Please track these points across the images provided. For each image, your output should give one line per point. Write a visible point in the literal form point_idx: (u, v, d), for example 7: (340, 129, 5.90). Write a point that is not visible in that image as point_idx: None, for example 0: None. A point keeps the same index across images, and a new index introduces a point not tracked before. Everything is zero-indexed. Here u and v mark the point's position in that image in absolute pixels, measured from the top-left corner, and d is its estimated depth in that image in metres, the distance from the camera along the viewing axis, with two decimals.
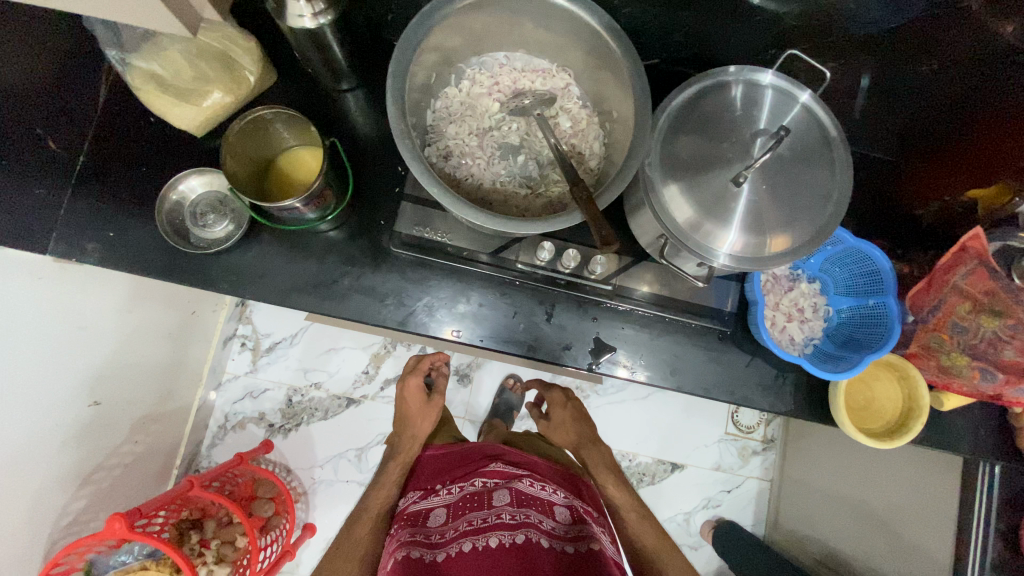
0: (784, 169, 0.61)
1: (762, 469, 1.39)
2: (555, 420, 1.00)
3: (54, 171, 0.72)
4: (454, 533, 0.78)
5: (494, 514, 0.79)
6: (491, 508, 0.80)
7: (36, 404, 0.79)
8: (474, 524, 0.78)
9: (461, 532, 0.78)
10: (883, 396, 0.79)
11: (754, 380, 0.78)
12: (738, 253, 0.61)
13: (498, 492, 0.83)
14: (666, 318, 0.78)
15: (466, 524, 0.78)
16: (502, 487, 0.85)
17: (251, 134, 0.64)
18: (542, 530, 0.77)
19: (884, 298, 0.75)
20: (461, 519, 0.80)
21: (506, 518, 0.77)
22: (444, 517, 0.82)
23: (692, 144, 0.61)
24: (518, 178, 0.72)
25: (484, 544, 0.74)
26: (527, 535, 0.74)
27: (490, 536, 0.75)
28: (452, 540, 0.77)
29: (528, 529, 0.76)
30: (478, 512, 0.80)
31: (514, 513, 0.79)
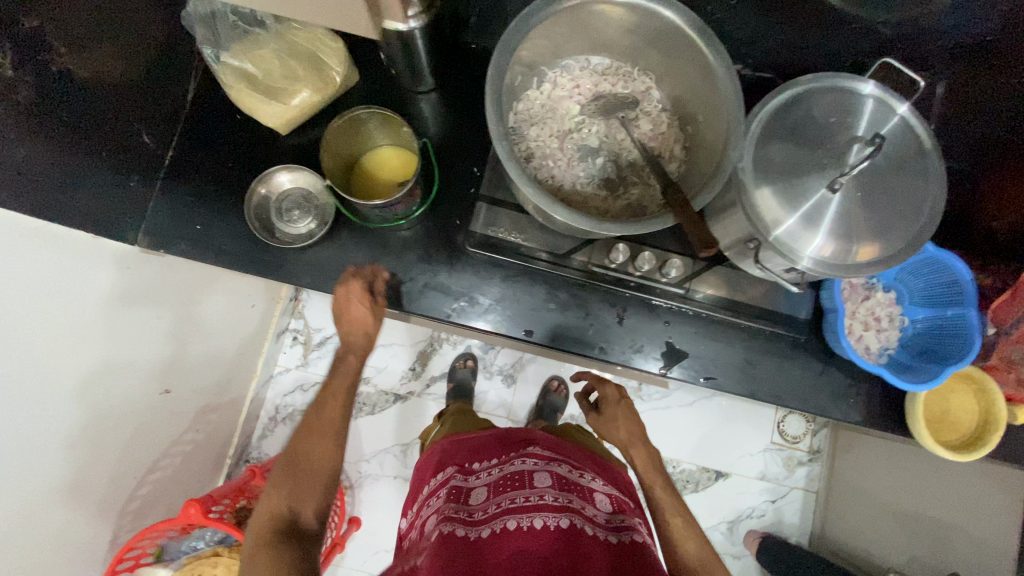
0: (881, 177, 0.60)
1: (807, 480, 1.37)
2: (606, 414, 0.88)
3: (148, 164, 0.75)
4: (495, 509, 0.70)
5: (537, 494, 0.71)
6: (534, 487, 0.72)
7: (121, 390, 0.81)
8: (517, 502, 0.70)
9: (503, 510, 0.69)
10: (959, 408, 0.77)
11: (826, 388, 0.78)
12: (827, 259, 0.61)
13: (541, 472, 0.75)
14: (739, 324, 0.78)
15: (508, 502, 0.70)
16: (544, 467, 0.77)
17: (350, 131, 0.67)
18: (588, 517, 0.69)
19: (963, 310, 0.73)
20: (503, 496, 0.72)
21: (551, 499, 0.69)
22: (484, 494, 0.74)
23: (785, 151, 0.61)
24: (597, 179, 0.73)
25: (529, 524, 0.66)
26: (573, 521, 0.66)
27: (534, 517, 0.67)
28: (494, 517, 0.69)
29: (574, 514, 0.68)
30: (521, 489, 0.72)
31: (559, 495, 0.71)
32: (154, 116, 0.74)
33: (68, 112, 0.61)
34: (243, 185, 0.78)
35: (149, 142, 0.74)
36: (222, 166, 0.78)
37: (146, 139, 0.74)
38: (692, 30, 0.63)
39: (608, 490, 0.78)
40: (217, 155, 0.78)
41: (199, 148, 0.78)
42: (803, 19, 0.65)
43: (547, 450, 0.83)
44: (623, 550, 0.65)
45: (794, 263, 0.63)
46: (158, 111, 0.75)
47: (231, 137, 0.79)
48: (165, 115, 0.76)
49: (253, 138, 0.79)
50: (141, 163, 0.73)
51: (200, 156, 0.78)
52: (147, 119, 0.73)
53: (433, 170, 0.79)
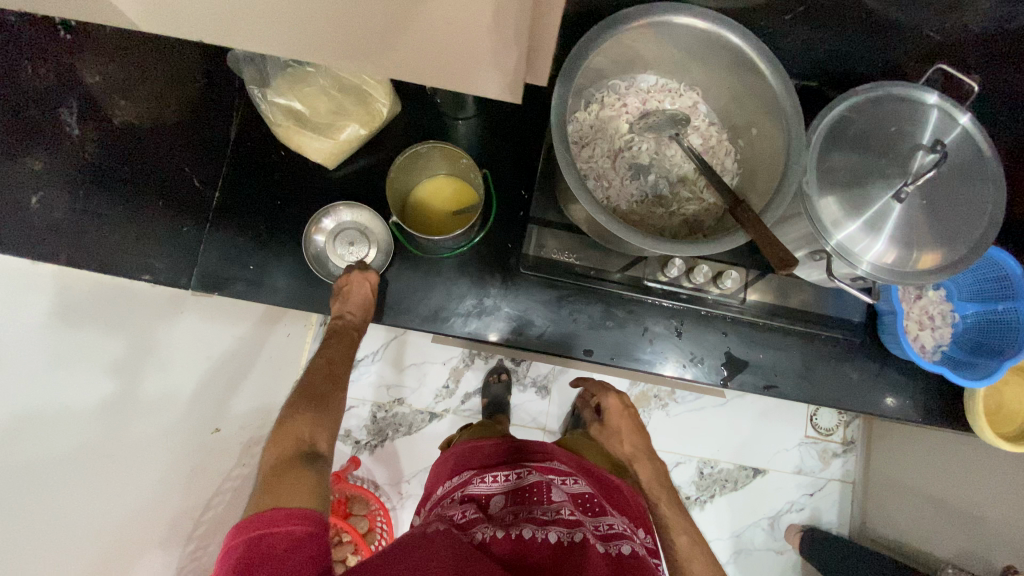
0: (944, 186, 0.62)
1: (843, 471, 1.38)
2: (611, 426, 0.90)
3: (198, 206, 0.73)
4: (510, 517, 0.68)
5: (553, 509, 0.69)
6: (549, 504, 0.70)
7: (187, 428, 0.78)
8: (531, 514, 0.67)
9: (517, 519, 0.66)
10: (1013, 399, 0.77)
11: (883, 389, 0.79)
12: (889, 265, 0.62)
13: (557, 491, 0.74)
14: (795, 330, 0.79)
15: (523, 512, 0.68)
16: (561, 488, 0.75)
17: (409, 165, 0.76)
18: (597, 533, 0.66)
19: (1015, 303, 0.73)
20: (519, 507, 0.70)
21: (563, 514, 0.67)
22: (501, 502, 0.72)
23: (849, 161, 0.62)
24: (651, 196, 0.73)
25: (541, 533, 0.63)
26: (585, 535, 0.64)
27: (545, 527, 0.64)
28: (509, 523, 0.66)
29: (585, 529, 0.66)
30: (536, 505, 0.70)
31: (573, 512, 0.69)
32: (202, 157, 0.74)
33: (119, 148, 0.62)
34: (293, 223, 0.77)
35: (199, 184, 0.73)
36: (271, 205, 0.78)
37: (196, 182, 0.73)
38: (745, 46, 0.64)
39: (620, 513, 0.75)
40: (264, 193, 0.78)
41: (245, 189, 0.77)
42: (851, 31, 0.66)
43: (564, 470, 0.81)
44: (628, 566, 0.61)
45: (853, 268, 0.63)
46: (205, 154, 0.74)
47: (277, 176, 0.78)
48: (213, 155, 0.76)
49: (299, 175, 0.79)
50: (192, 206, 0.72)
51: (247, 196, 0.77)
52: (196, 161, 0.73)
53: (491, 198, 0.80)
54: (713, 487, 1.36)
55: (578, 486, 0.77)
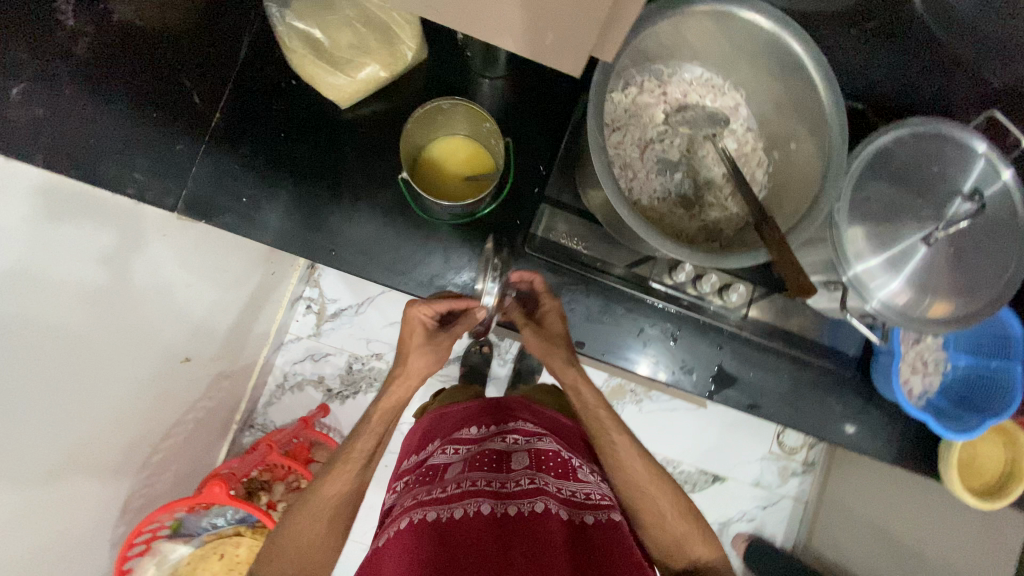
0: (974, 238, 0.59)
1: (798, 490, 1.41)
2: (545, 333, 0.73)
3: (196, 126, 0.68)
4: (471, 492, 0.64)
5: (512, 478, 0.65)
6: (510, 472, 0.66)
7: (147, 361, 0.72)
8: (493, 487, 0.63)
9: (478, 490, 0.63)
10: (985, 456, 0.79)
11: (863, 428, 0.79)
12: (900, 307, 0.60)
13: (520, 453, 0.69)
14: (789, 354, 0.78)
15: (484, 482, 0.64)
16: (523, 444, 0.71)
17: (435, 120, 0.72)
18: (560, 497, 0.63)
19: (1010, 364, 0.73)
20: (479, 473, 0.66)
21: (525, 486, 0.63)
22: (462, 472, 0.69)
23: (885, 195, 0.60)
24: (674, 196, 0.70)
25: (503, 512, 0.60)
26: (546, 504, 0.61)
27: (509, 505, 0.61)
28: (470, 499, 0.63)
29: (546, 495, 0.62)
30: (498, 472, 0.66)
31: (536, 479, 0.65)
32: (209, 75, 0.68)
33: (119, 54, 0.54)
34: (295, 160, 0.73)
35: (200, 103, 0.68)
36: (274, 137, 0.73)
37: (197, 101, 0.67)
38: (806, 58, 0.61)
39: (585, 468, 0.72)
40: (267, 123, 0.72)
41: (248, 114, 0.72)
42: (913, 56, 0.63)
43: (528, 426, 0.76)
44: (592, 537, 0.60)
45: (861, 301, 0.61)
46: (208, 66, 0.67)
47: (285, 107, 0.73)
48: (221, 70, 0.70)
49: (309, 110, 0.74)
50: (191, 124, 0.67)
51: (251, 122, 0.72)
52: (201, 78, 0.67)
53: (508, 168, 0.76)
54: None
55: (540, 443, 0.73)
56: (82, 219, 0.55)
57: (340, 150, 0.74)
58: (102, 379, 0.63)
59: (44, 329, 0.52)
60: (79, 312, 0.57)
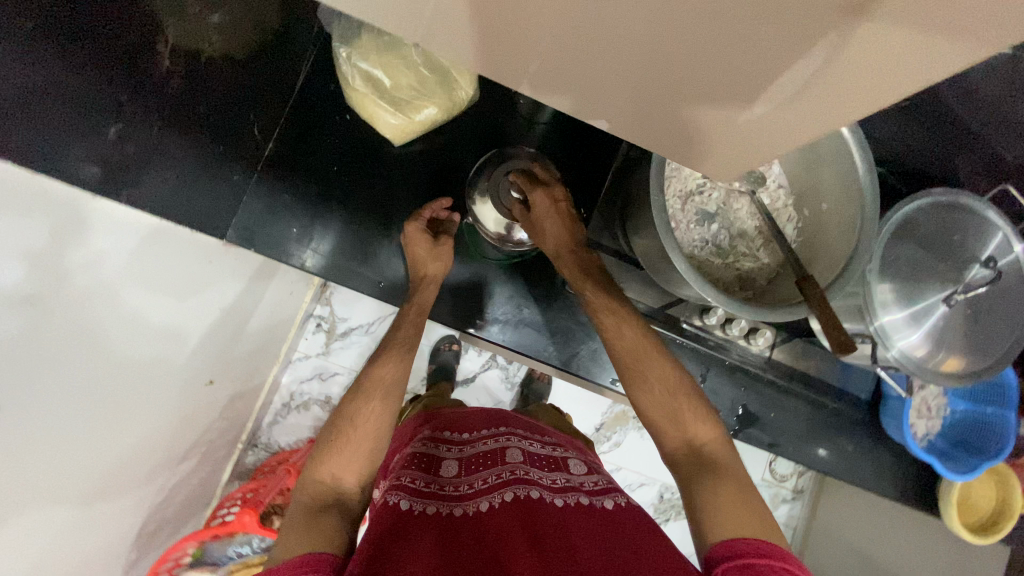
0: (988, 301, 0.65)
1: (789, 516, 1.46)
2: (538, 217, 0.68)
3: (250, 157, 0.69)
4: (469, 486, 0.62)
5: (509, 471, 0.63)
6: (506, 464, 0.64)
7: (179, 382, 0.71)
8: (490, 481, 0.62)
9: (475, 490, 0.61)
10: (979, 494, 0.85)
11: (873, 465, 0.84)
12: (918, 359, 0.65)
13: (514, 448, 0.68)
14: (807, 396, 0.83)
15: (481, 481, 0.62)
16: (517, 442, 0.70)
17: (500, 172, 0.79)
18: (554, 488, 0.61)
19: (1004, 412, 0.78)
20: (476, 473, 0.64)
21: (521, 475, 0.62)
22: (455, 468, 0.67)
23: (909, 258, 0.66)
24: (710, 245, 0.74)
25: (502, 502, 0.58)
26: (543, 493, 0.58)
27: (508, 491, 0.59)
28: (470, 494, 0.61)
29: (543, 487, 0.60)
30: (493, 467, 0.64)
31: (531, 471, 0.63)
32: (266, 109, 0.69)
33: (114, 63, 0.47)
34: (347, 193, 0.75)
35: (257, 136, 0.69)
36: (329, 167, 0.74)
37: (256, 133, 0.69)
38: (846, 135, 0.65)
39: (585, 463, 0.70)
40: (322, 155, 0.74)
41: (302, 145, 0.74)
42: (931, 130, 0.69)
43: (523, 431, 0.75)
44: (590, 513, 0.57)
45: (882, 350, 0.66)
46: (265, 97, 0.68)
47: (338, 140, 0.75)
48: (276, 103, 0.71)
49: (361, 144, 0.75)
50: (246, 155, 0.68)
51: (309, 152, 0.74)
52: (260, 112, 0.69)
53: None
54: (670, 511, 1.42)
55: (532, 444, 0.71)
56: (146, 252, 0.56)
57: (391, 185, 0.76)
58: (146, 410, 0.63)
59: (99, 356, 0.53)
60: (128, 341, 0.56)
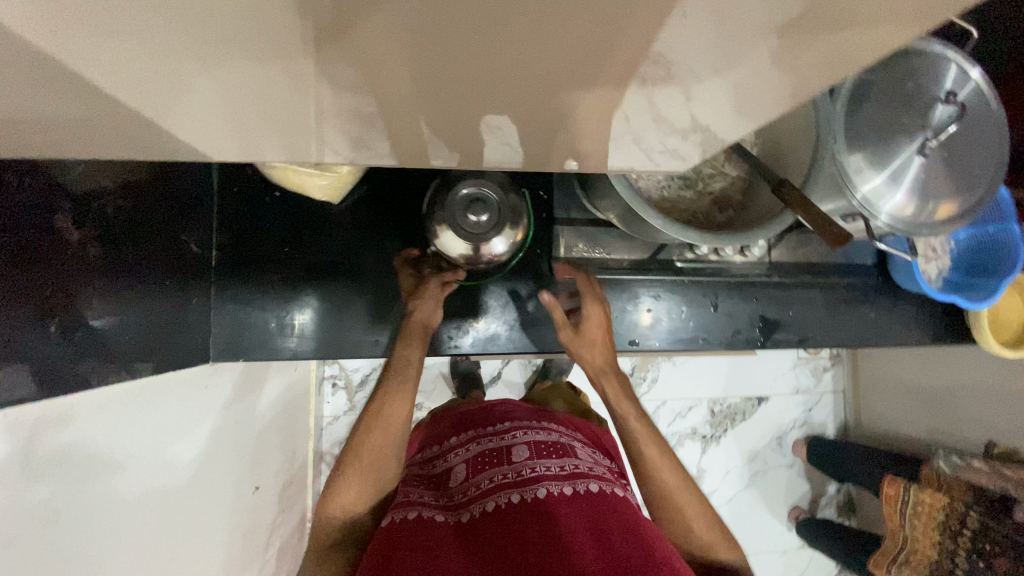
0: (958, 134, 0.64)
1: (833, 383, 1.50)
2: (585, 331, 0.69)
3: (199, 272, 0.67)
4: (475, 488, 0.63)
5: (514, 469, 0.64)
6: (512, 463, 0.65)
7: (214, 502, 0.71)
8: (495, 480, 0.63)
9: (483, 492, 0.62)
10: (1008, 308, 0.86)
11: (897, 323, 0.85)
12: (908, 216, 0.65)
13: (519, 444, 0.68)
14: (819, 282, 0.82)
15: (486, 481, 0.63)
16: (522, 436, 0.70)
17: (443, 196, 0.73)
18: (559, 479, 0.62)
19: (1007, 225, 0.79)
20: (482, 474, 0.65)
21: (529, 472, 0.62)
22: (463, 472, 0.68)
23: (873, 120, 0.63)
24: (676, 179, 0.72)
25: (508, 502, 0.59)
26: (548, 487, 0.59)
27: (515, 492, 0.60)
28: (477, 497, 0.62)
29: (547, 480, 0.61)
30: (498, 466, 0.65)
31: (539, 464, 0.64)
32: (197, 221, 0.66)
33: (44, 240, 0.43)
34: (307, 268, 0.72)
35: (197, 249, 0.66)
36: (281, 251, 0.72)
37: (194, 247, 0.66)
38: None
39: (594, 457, 0.71)
40: (268, 241, 0.71)
41: (243, 240, 0.71)
42: None
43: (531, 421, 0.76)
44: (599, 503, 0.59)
45: (871, 219, 0.66)
46: (190, 210, 0.65)
47: (277, 221, 0.72)
48: (199, 208, 0.67)
49: (301, 213, 0.73)
50: (193, 274, 0.65)
51: (256, 246, 0.71)
52: (192, 225, 0.65)
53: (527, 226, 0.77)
54: (723, 422, 1.44)
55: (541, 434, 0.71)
56: (145, 409, 0.53)
57: (346, 241, 0.74)
58: (189, 546, 0.63)
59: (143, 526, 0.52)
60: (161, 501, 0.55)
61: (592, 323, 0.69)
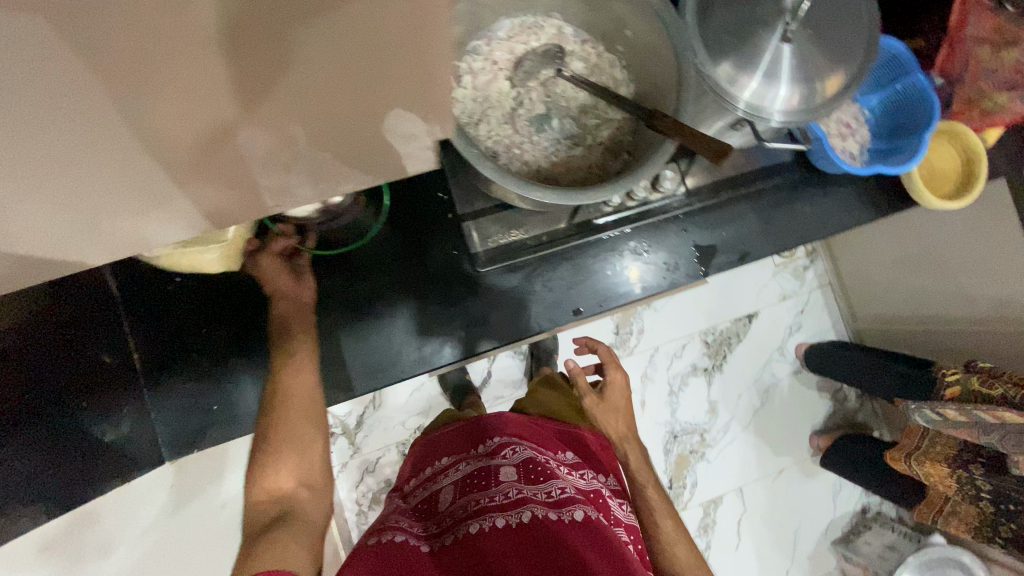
0: (819, 9, 0.61)
1: (818, 279, 1.48)
2: (609, 400, 0.84)
3: (122, 380, 0.65)
4: (462, 512, 0.65)
5: (500, 492, 0.65)
6: (498, 486, 0.66)
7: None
8: (480, 503, 0.65)
9: (470, 514, 0.63)
10: (941, 161, 0.83)
11: (835, 209, 0.83)
12: (798, 108, 0.62)
13: (507, 465, 0.70)
14: (742, 194, 0.80)
15: (471, 505, 0.65)
16: (510, 456, 0.71)
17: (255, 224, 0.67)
18: (543, 502, 0.63)
19: (912, 76, 0.78)
20: (468, 499, 0.66)
21: (514, 497, 0.64)
22: (451, 497, 0.69)
23: (730, 22, 0.61)
24: (563, 141, 0.70)
25: (490, 527, 0.60)
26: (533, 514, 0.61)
27: (497, 517, 0.61)
28: (461, 522, 0.63)
29: (533, 506, 0.62)
30: (485, 490, 0.66)
31: (525, 488, 0.66)
32: (104, 334, 0.65)
33: None
34: (232, 342, 0.71)
35: (111, 360, 0.65)
36: (200, 334, 0.70)
37: (108, 359, 0.64)
38: None
39: (580, 480, 0.71)
40: (186, 327, 0.70)
41: (161, 336, 0.69)
42: None
43: (519, 436, 0.77)
44: (579, 532, 0.59)
45: (765, 122, 0.63)
46: (93, 322, 0.64)
47: (189, 306, 0.71)
48: (103, 319, 0.65)
49: (209, 290, 0.71)
50: (116, 386, 0.64)
51: (174, 338, 0.70)
52: (99, 339, 0.64)
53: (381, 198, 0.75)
54: (721, 350, 1.43)
55: (530, 451, 0.73)
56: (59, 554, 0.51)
57: (259, 305, 0.72)
58: None
59: None
60: None
61: (614, 388, 0.84)
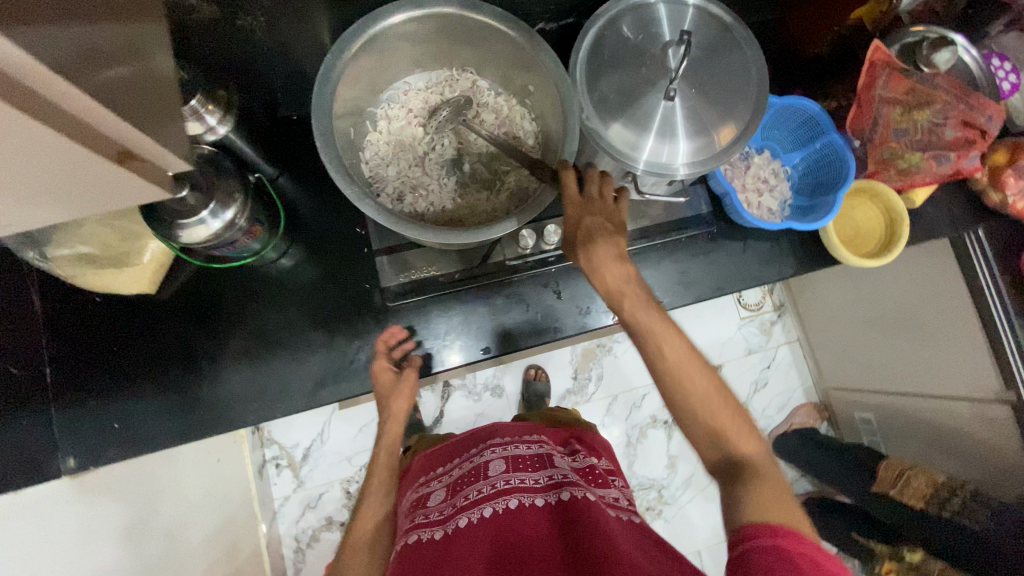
0: (704, 71, 0.64)
1: (786, 334, 1.45)
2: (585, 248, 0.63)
3: (25, 394, 0.66)
4: (453, 507, 0.64)
5: (489, 484, 0.64)
6: (488, 478, 0.66)
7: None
8: (472, 496, 0.64)
9: (466, 506, 0.62)
10: (865, 219, 0.84)
11: (754, 261, 0.83)
12: (690, 162, 0.64)
13: (494, 459, 0.69)
14: (659, 245, 0.81)
15: (463, 500, 0.64)
16: (497, 452, 0.71)
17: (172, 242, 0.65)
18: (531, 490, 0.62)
19: (828, 136, 0.78)
20: (461, 494, 0.65)
21: (503, 486, 0.63)
22: (443, 496, 0.68)
23: (618, 83, 0.64)
24: (471, 184, 0.73)
25: (481, 516, 0.59)
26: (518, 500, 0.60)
27: (488, 505, 0.60)
28: (454, 515, 0.62)
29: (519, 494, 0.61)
30: (476, 484, 0.66)
31: (515, 477, 0.65)
32: (17, 345, 0.66)
33: None
34: (145, 361, 0.73)
35: (16, 371, 0.65)
36: (114, 352, 0.73)
37: (12, 369, 0.65)
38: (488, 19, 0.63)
39: (576, 469, 0.70)
40: (101, 343, 0.73)
41: (76, 350, 0.72)
42: None
43: (503, 434, 0.76)
44: (571, 511, 0.58)
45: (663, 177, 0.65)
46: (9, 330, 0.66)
47: (107, 323, 0.73)
48: (17, 330, 0.67)
49: (128, 310, 0.74)
50: (20, 400, 0.65)
51: (90, 353, 0.72)
52: (11, 350, 0.65)
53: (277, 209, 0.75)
54: None
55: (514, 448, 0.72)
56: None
57: (175, 326, 0.75)
58: None
59: None
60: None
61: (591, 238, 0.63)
